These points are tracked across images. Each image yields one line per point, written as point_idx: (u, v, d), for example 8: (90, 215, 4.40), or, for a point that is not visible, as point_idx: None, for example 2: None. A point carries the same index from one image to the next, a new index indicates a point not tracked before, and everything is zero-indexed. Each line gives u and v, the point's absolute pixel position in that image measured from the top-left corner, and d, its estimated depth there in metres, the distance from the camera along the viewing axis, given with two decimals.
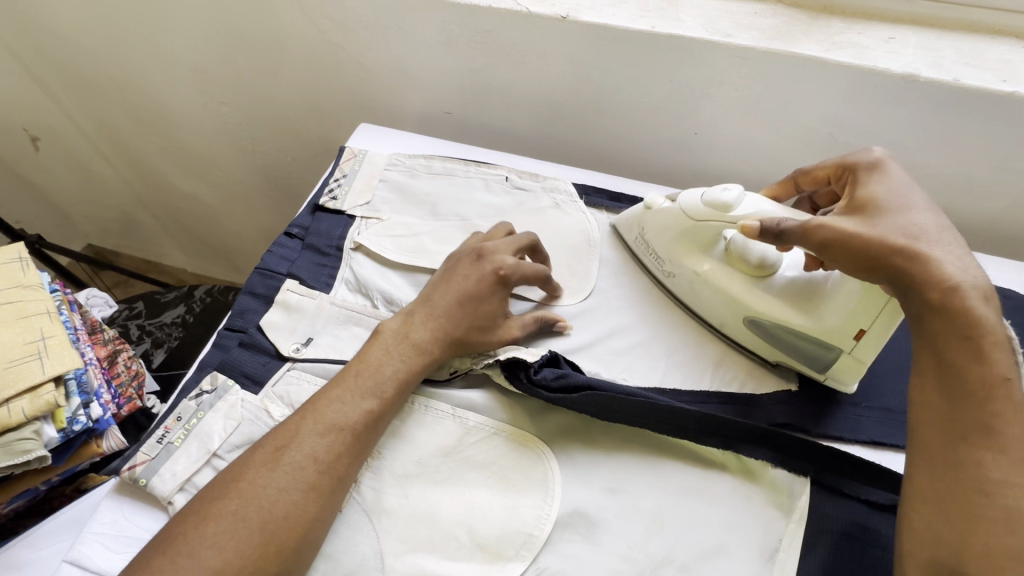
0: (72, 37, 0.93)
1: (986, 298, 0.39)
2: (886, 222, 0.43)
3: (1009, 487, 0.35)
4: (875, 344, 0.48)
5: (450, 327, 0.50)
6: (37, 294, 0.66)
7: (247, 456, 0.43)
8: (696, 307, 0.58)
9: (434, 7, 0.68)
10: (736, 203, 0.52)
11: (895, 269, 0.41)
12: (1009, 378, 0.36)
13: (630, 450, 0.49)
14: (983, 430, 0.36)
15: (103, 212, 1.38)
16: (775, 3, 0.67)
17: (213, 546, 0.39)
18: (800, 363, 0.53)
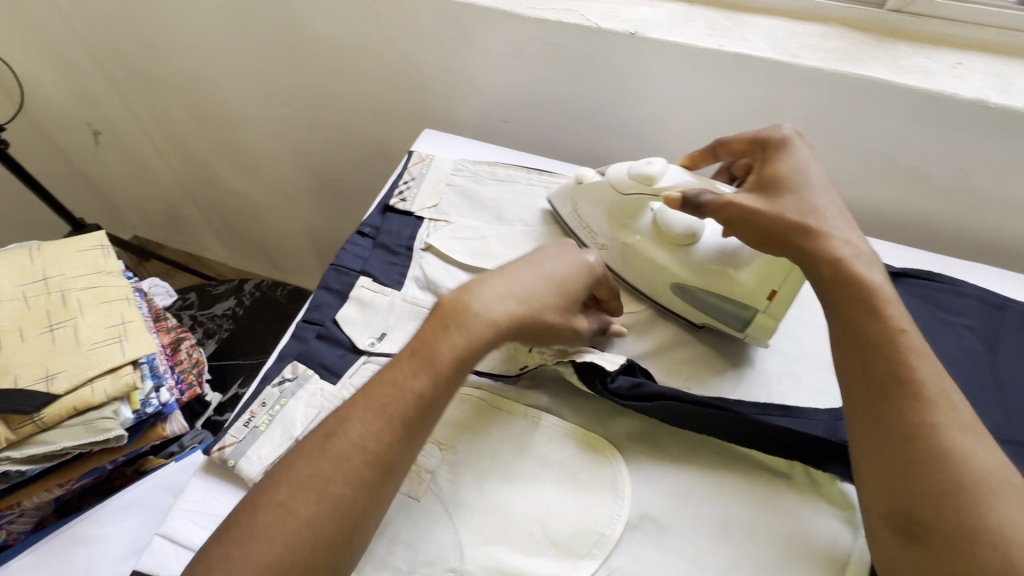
0: (147, 36, 0.97)
1: (870, 263, 0.45)
2: (786, 200, 0.49)
3: (931, 428, 0.37)
4: (784, 302, 0.54)
5: (522, 299, 0.47)
6: (117, 281, 0.69)
7: (297, 447, 0.41)
8: (629, 275, 0.62)
9: (506, 20, 0.71)
10: (658, 175, 0.58)
11: (796, 244, 0.47)
12: (903, 330, 0.41)
13: (697, 457, 0.50)
14: (896, 379, 0.39)
15: (155, 205, 1.43)
16: (840, 26, 0.68)
17: (262, 538, 0.37)
18: (719, 323, 0.58)
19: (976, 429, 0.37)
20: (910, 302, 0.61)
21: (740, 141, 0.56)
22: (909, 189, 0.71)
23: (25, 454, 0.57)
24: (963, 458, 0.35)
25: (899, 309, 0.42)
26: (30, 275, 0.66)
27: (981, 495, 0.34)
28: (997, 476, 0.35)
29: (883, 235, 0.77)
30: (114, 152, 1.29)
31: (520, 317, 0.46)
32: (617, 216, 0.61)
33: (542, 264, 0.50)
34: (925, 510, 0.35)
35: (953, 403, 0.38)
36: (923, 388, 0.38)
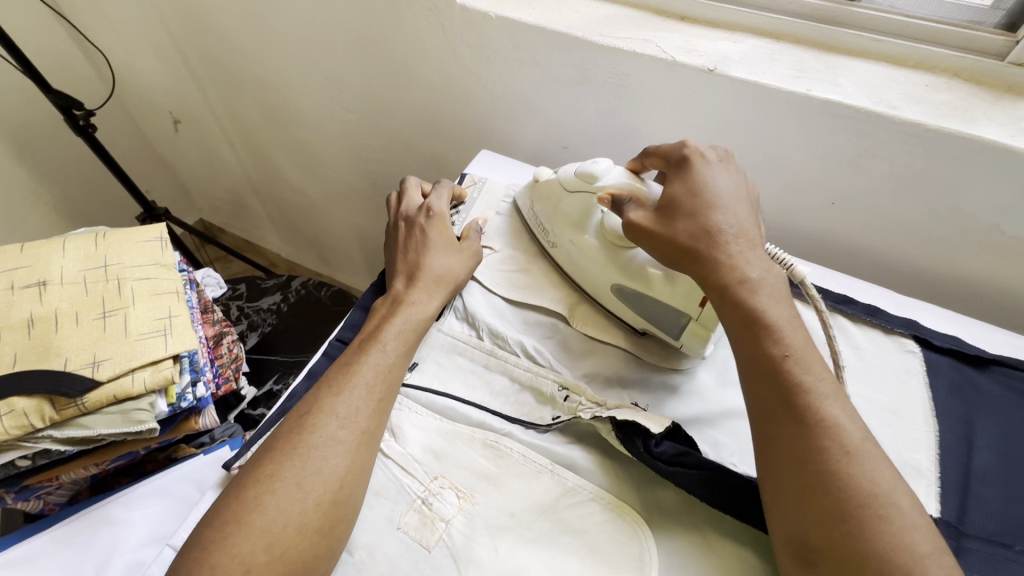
0: (228, 35, 1.01)
1: (757, 288, 0.44)
2: (682, 223, 0.48)
3: (818, 453, 0.37)
4: (717, 312, 0.51)
5: (419, 296, 0.54)
6: (170, 274, 0.71)
7: (281, 432, 0.45)
8: (575, 274, 0.60)
9: (576, 46, 0.68)
10: (601, 174, 0.57)
11: (690, 267, 0.47)
12: (788, 355, 0.41)
13: (736, 547, 0.44)
14: (786, 406, 0.40)
15: (221, 193, 1.49)
16: (949, 77, 0.61)
17: (271, 512, 0.40)
18: (659, 329, 0.55)
19: (863, 451, 0.37)
20: (1003, 395, 0.53)
21: (659, 153, 0.55)
22: (1009, 264, 0.63)
23: (65, 434, 0.59)
24: (848, 482, 0.36)
25: (791, 334, 0.42)
26: (93, 261, 0.69)
27: (866, 516, 0.35)
28: (882, 498, 0.36)
29: (970, 309, 0.69)
30: (189, 140, 1.35)
31: (451, 289, 0.57)
32: (569, 215, 0.59)
33: (432, 244, 0.58)
34: (815, 533, 0.36)
35: (839, 426, 0.38)
36: (807, 412, 0.39)
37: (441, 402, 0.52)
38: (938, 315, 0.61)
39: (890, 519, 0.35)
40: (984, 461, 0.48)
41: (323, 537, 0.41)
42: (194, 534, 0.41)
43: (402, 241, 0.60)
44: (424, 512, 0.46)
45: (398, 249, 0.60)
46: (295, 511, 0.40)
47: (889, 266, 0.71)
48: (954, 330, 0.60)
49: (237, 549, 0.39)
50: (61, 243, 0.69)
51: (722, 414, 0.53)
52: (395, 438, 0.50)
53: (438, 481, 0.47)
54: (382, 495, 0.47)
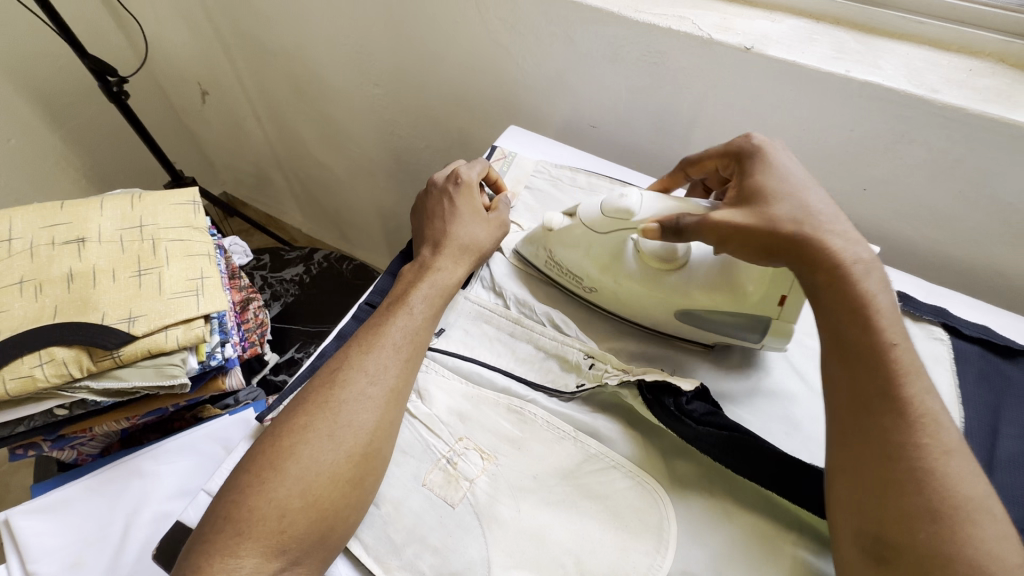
0: (260, 5, 1.02)
1: (869, 271, 0.43)
2: (778, 207, 0.46)
3: (914, 449, 0.37)
4: (798, 304, 0.50)
5: (440, 264, 0.55)
6: (202, 237, 0.72)
7: (310, 388, 0.46)
8: (624, 311, 0.57)
9: (612, 21, 0.68)
10: (635, 208, 0.52)
11: (795, 255, 0.44)
12: (895, 345, 0.40)
13: (757, 518, 0.45)
14: (883, 398, 0.39)
15: (246, 166, 1.51)
16: (993, 62, 0.60)
17: (305, 464, 0.42)
18: (729, 339, 0.54)
19: (959, 452, 0.37)
20: None
21: (719, 152, 0.54)
22: None
23: (101, 385, 0.61)
24: (944, 482, 0.35)
25: (896, 323, 0.41)
26: (129, 222, 0.70)
27: (959, 518, 0.34)
28: (976, 503, 0.35)
29: (1002, 302, 0.68)
30: (217, 112, 1.37)
31: (477, 259, 0.58)
32: (601, 257, 0.56)
33: (460, 213, 0.58)
34: (895, 532, 0.35)
35: (938, 422, 0.38)
36: (909, 406, 0.38)
37: (467, 366, 0.53)
38: (969, 304, 0.61)
39: (982, 524, 0.34)
40: (1011, 449, 0.48)
41: (353, 487, 0.42)
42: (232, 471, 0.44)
43: (429, 208, 0.60)
44: (448, 470, 0.47)
45: (427, 217, 0.60)
46: (326, 459, 0.42)
47: (920, 256, 0.70)
48: (987, 321, 0.59)
49: (273, 492, 0.40)
50: (99, 202, 0.71)
51: (746, 392, 0.53)
52: (421, 399, 0.51)
53: (463, 442, 0.48)
54: (407, 453, 0.48)
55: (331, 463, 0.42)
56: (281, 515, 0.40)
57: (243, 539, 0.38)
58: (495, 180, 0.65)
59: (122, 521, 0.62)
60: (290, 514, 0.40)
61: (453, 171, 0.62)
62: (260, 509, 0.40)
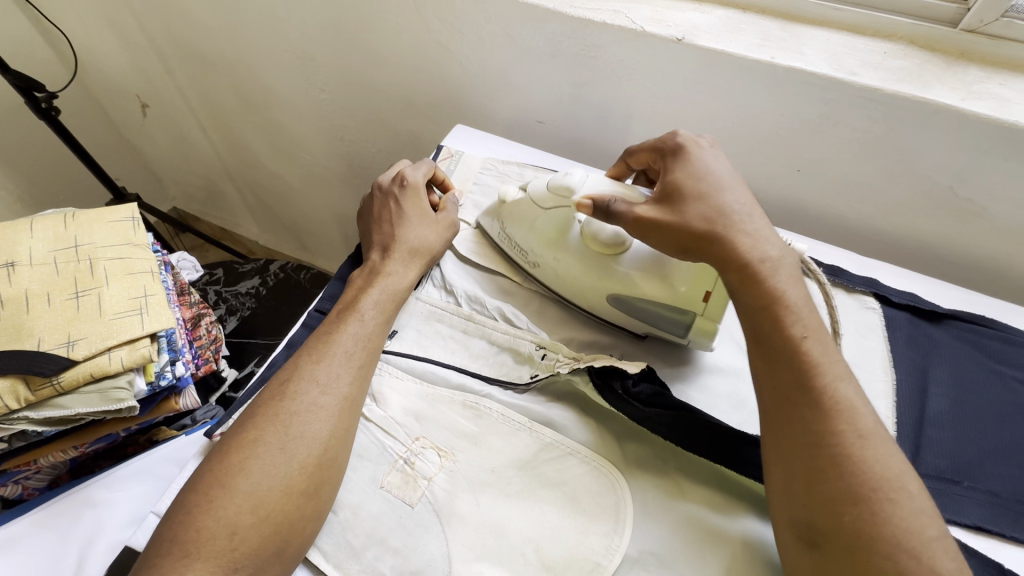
0: (195, 13, 0.99)
1: (777, 267, 0.45)
2: (693, 206, 0.48)
3: (832, 436, 0.38)
4: (723, 304, 0.51)
5: (388, 269, 0.54)
6: (143, 254, 0.70)
7: (259, 401, 0.46)
8: (566, 291, 0.58)
9: (548, 18, 0.69)
10: (577, 185, 0.55)
11: (708, 253, 0.47)
12: (808, 336, 0.42)
13: (706, 492, 0.46)
14: (800, 389, 0.40)
15: (194, 179, 1.46)
16: (905, 44, 0.63)
17: (256, 477, 0.41)
18: (661, 332, 0.55)
19: (876, 435, 0.38)
20: (957, 344, 0.56)
21: (648, 147, 0.56)
22: (965, 226, 0.66)
23: (42, 415, 0.58)
24: (861, 467, 0.37)
25: (808, 316, 0.43)
26: (63, 242, 0.67)
27: (876, 500, 0.36)
28: (893, 483, 0.37)
29: (928, 271, 0.73)
30: (158, 125, 1.32)
31: (427, 261, 0.58)
32: (545, 231, 0.58)
33: (407, 216, 0.58)
34: (824, 520, 0.37)
35: (853, 407, 0.39)
36: (822, 395, 0.40)
37: (421, 366, 0.53)
38: (898, 274, 0.64)
39: (900, 502, 0.36)
40: (939, 405, 0.52)
41: (308, 498, 0.42)
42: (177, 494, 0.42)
43: (376, 212, 0.60)
44: (406, 471, 0.47)
45: (374, 221, 0.59)
46: (280, 471, 0.42)
47: (853, 231, 0.73)
48: (913, 288, 0.63)
49: (223, 510, 0.40)
50: (28, 223, 0.68)
51: (693, 372, 0.55)
52: (376, 402, 0.51)
53: (420, 442, 0.48)
54: (364, 456, 0.48)
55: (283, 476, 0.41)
56: (233, 532, 0.39)
57: (192, 559, 0.38)
58: (441, 180, 0.65)
59: (75, 554, 0.58)
60: (241, 530, 0.39)
61: (399, 173, 0.61)
62: (211, 527, 0.39)
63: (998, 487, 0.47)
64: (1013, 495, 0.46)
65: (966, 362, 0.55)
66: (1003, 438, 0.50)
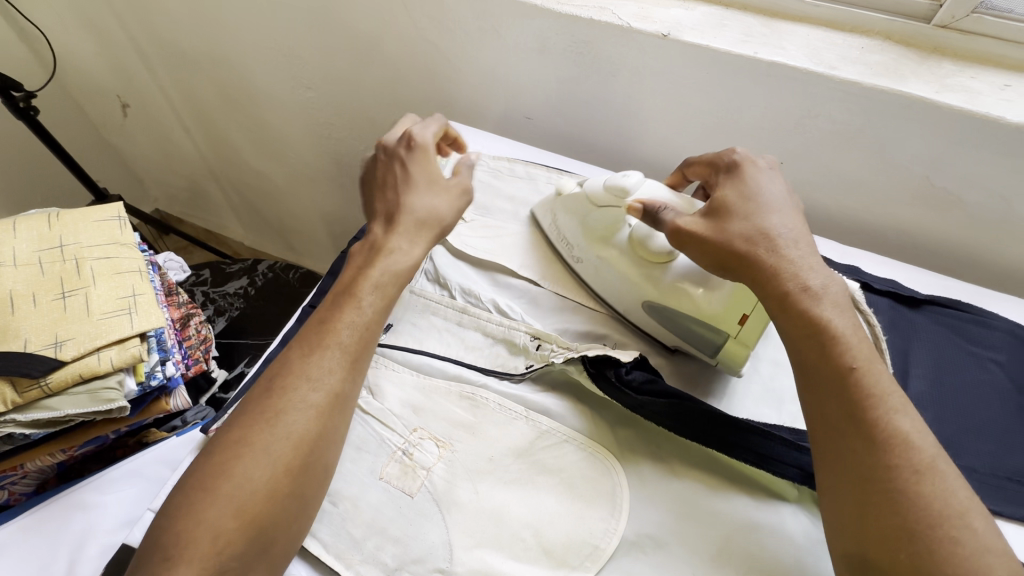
0: (178, 11, 0.98)
1: (821, 295, 0.44)
2: (736, 225, 0.48)
3: (886, 470, 0.37)
4: (757, 327, 0.51)
5: (394, 242, 0.52)
6: (131, 253, 0.69)
7: (250, 395, 0.45)
8: (605, 293, 0.59)
9: (536, 15, 0.70)
10: (633, 188, 0.56)
11: (745, 273, 0.47)
12: (856, 366, 0.41)
13: (700, 475, 0.47)
14: (851, 421, 0.40)
15: (178, 180, 1.44)
16: (882, 40, 0.66)
17: (239, 479, 0.40)
18: (692, 348, 0.56)
19: (934, 469, 0.37)
20: (934, 327, 0.58)
21: (705, 161, 0.57)
22: (941, 215, 0.68)
23: (30, 417, 0.57)
24: (917, 501, 0.36)
25: (858, 345, 0.42)
26: (47, 242, 0.66)
27: (936, 536, 0.35)
28: (953, 518, 0.35)
29: (906, 259, 0.75)
30: (140, 126, 1.30)
31: (435, 233, 0.55)
32: (594, 229, 0.59)
33: (415, 183, 0.56)
34: (880, 556, 0.36)
35: (908, 441, 0.38)
36: (875, 429, 0.39)
37: (417, 358, 0.53)
38: (878, 261, 0.66)
39: (960, 538, 0.35)
40: (919, 386, 0.54)
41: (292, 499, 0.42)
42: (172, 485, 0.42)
43: (382, 177, 0.58)
44: (405, 462, 0.47)
45: (377, 183, 0.58)
46: (267, 473, 0.41)
47: (835, 222, 0.75)
48: (892, 276, 0.65)
49: (205, 514, 0.39)
50: (11, 224, 0.67)
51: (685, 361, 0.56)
52: (373, 396, 0.51)
53: (418, 433, 0.49)
54: (362, 448, 0.48)
55: (269, 479, 0.41)
56: (216, 536, 0.39)
57: (174, 562, 0.37)
58: (454, 138, 0.64)
59: (65, 556, 0.57)
60: (225, 534, 0.39)
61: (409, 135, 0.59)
62: (193, 530, 0.39)
63: (976, 463, 0.49)
64: (990, 470, 0.49)
65: (945, 344, 0.57)
66: (980, 416, 0.52)
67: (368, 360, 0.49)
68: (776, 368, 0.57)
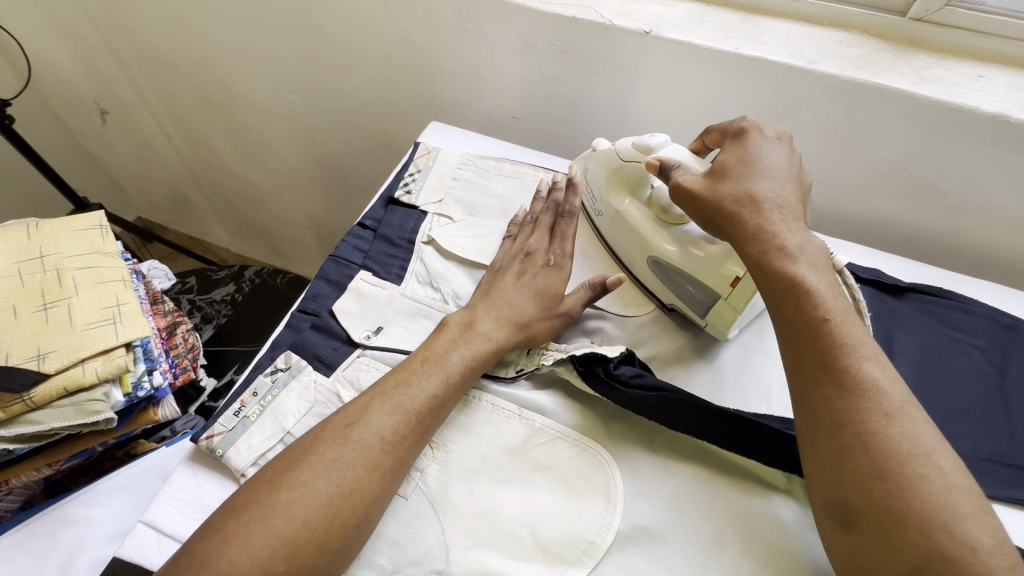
0: (156, 15, 0.96)
1: (798, 255, 0.44)
2: (730, 185, 0.48)
3: (857, 413, 0.38)
4: (749, 293, 0.51)
5: (494, 337, 0.52)
6: (113, 262, 0.68)
7: (318, 430, 0.45)
8: (615, 244, 0.62)
9: (519, 14, 0.70)
10: (658, 146, 0.56)
11: (731, 229, 0.47)
12: (830, 319, 0.41)
13: (693, 467, 0.48)
14: (825, 369, 0.40)
15: (160, 187, 1.42)
16: (859, 33, 0.67)
17: (284, 515, 0.40)
18: (687, 308, 0.57)
19: (903, 413, 0.38)
20: (917, 315, 0.59)
21: (718, 129, 0.56)
22: (921, 204, 0.70)
23: (14, 433, 0.56)
24: (887, 443, 0.37)
25: (833, 302, 0.42)
26: (27, 253, 0.65)
27: (906, 477, 0.36)
28: (921, 458, 0.36)
29: (889, 249, 0.76)
30: (120, 133, 1.28)
31: (523, 334, 0.53)
32: (619, 184, 0.61)
33: (532, 284, 0.56)
34: (855, 498, 0.37)
35: (879, 387, 0.39)
36: (847, 376, 0.39)
37: None
38: (861, 252, 0.68)
39: (930, 478, 0.36)
40: (903, 373, 0.55)
41: (329, 549, 0.41)
42: (222, 503, 0.43)
43: (512, 264, 0.58)
44: None
45: (489, 268, 0.59)
46: (315, 516, 0.40)
47: (819, 213, 0.76)
48: (875, 265, 0.66)
49: (246, 540, 0.39)
50: None
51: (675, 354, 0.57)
52: None
53: None
54: None
55: (315, 527, 0.40)
56: (254, 567, 0.38)
57: None
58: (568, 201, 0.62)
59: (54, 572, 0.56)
60: (262, 567, 0.38)
61: (554, 228, 0.61)
62: (234, 555, 0.38)
63: (960, 446, 0.50)
64: (974, 453, 0.50)
65: (928, 331, 0.58)
66: (963, 400, 0.53)
67: (441, 426, 0.49)
68: (763, 359, 0.57)
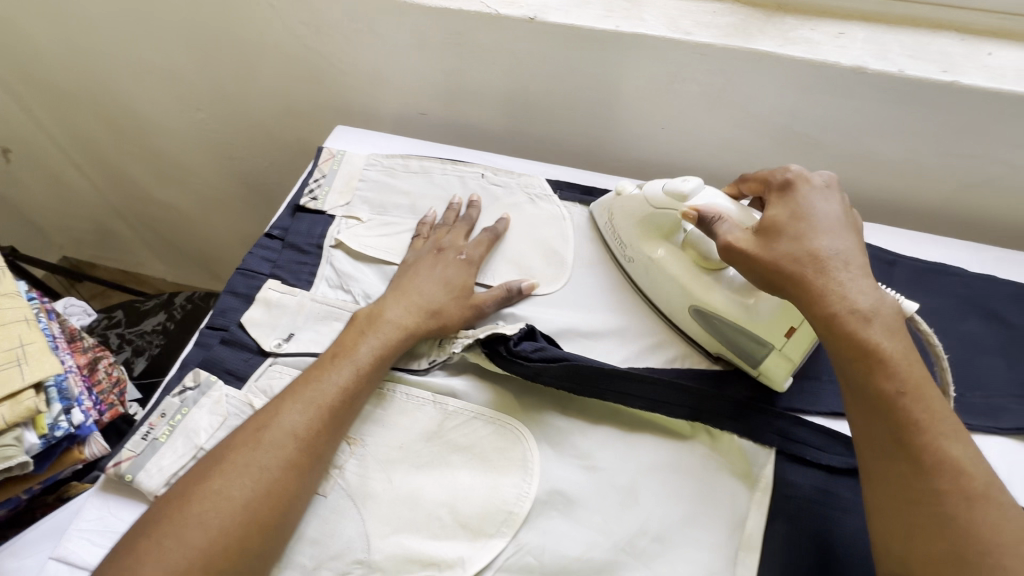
0: (43, 44, 0.92)
1: (870, 319, 0.42)
2: (786, 245, 0.46)
3: (932, 492, 0.38)
4: (802, 342, 0.50)
5: (399, 321, 0.53)
6: (14, 302, 0.66)
7: (227, 440, 0.45)
8: (652, 293, 0.58)
9: (407, 11, 0.71)
10: (692, 194, 0.54)
11: (796, 292, 0.45)
12: (903, 391, 0.40)
13: (604, 429, 0.50)
14: (896, 442, 0.40)
15: (81, 224, 1.36)
16: (731, 2, 0.70)
17: (197, 525, 0.40)
18: (733, 359, 0.54)
19: (985, 495, 0.38)
20: None
21: (760, 178, 0.54)
22: (809, 158, 0.74)
23: None
24: (967, 526, 0.37)
25: (908, 370, 0.41)
26: None
27: (986, 561, 0.36)
28: (1005, 544, 0.36)
29: None
30: None
31: (433, 321, 0.54)
32: (650, 230, 0.58)
33: (435, 274, 0.57)
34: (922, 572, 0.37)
35: (961, 466, 0.38)
36: (924, 454, 0.39)
37: None
38: None
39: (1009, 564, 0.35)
40: None
41: (245, 554, 0.41)
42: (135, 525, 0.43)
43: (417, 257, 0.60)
44: None
45: (399, 265, 0.60)
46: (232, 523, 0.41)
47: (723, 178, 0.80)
48: None
49: (160, 556, 0.39)
50: None
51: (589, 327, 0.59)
52: None
53: None
54: None
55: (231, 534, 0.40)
56: None
57: None
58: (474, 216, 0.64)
59: None
60: None
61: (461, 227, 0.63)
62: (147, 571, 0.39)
63: None
64: None
65: None
66: None
67: (356, 418, 0.49)
68: None
